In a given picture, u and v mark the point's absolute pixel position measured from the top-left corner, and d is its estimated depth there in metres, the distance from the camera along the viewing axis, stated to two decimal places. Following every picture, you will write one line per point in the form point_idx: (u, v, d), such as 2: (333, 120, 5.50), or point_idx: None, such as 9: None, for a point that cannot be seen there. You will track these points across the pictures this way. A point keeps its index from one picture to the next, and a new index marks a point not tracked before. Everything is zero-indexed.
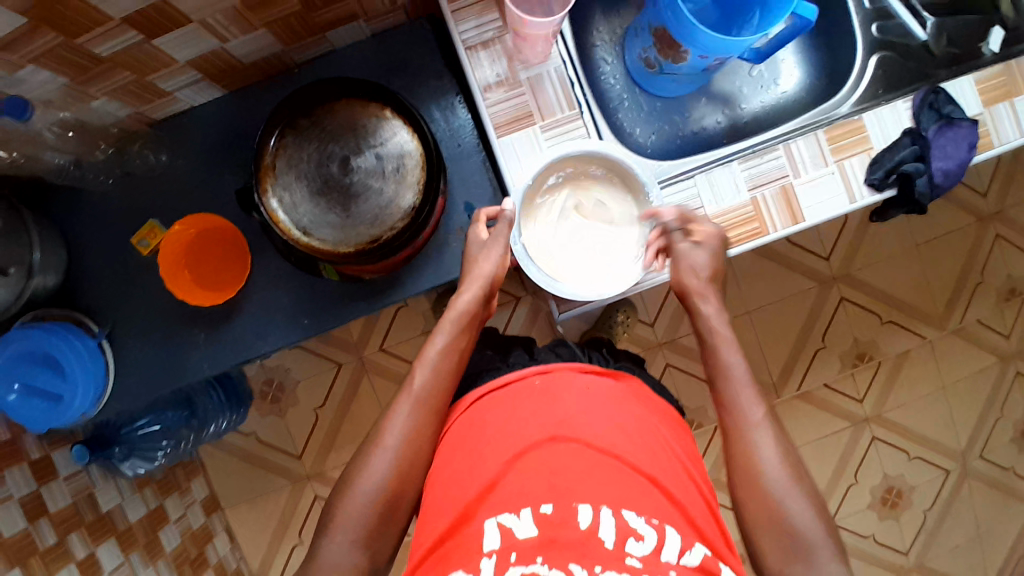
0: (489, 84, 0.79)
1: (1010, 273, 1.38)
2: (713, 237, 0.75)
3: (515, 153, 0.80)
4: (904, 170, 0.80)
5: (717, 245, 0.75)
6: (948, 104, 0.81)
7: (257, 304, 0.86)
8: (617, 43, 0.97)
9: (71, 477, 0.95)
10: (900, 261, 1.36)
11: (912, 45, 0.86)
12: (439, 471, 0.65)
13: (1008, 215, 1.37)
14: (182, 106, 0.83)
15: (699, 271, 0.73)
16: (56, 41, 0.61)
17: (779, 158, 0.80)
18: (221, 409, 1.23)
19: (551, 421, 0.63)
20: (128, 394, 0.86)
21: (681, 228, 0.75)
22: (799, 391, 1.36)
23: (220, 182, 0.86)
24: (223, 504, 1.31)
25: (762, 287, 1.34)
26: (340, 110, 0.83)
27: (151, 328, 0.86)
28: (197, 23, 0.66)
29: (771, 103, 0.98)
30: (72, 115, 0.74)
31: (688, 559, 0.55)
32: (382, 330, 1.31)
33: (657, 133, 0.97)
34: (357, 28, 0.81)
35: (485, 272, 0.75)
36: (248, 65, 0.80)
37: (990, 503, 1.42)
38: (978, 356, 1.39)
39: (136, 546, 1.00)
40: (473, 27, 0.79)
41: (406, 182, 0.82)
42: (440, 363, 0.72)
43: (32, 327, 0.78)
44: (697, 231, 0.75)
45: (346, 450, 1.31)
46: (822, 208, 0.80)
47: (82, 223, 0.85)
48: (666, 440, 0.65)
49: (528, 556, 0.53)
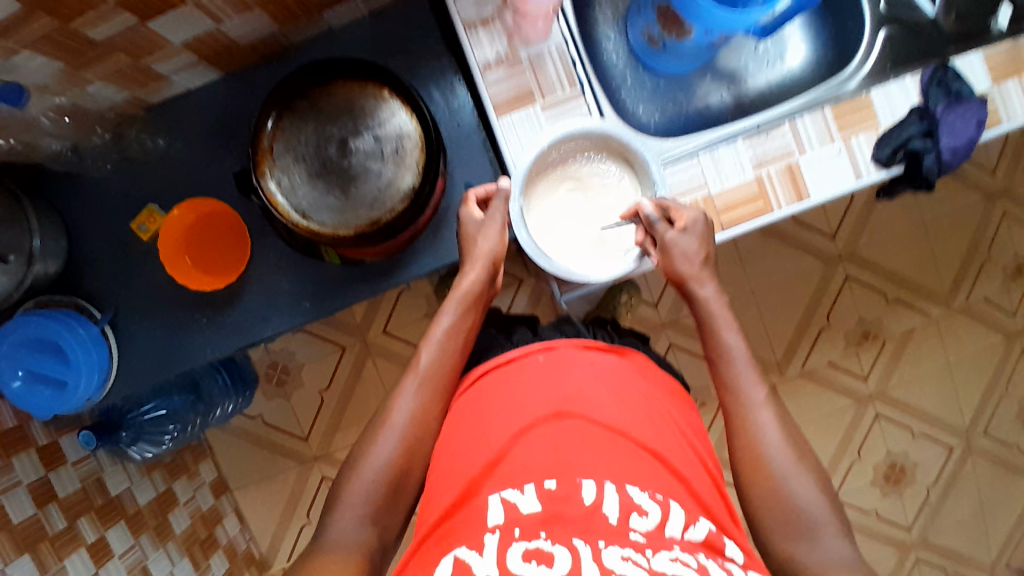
0: (488, 63, 0.78)
1: (1017, 250, 1.36)
2: (698, 222, 0.72)
3: (517, 133, 0.79)
4: (911, 147, 0.78)
5: (704, 231, 0.73)
6: (956, 81, 0.80)
7: (259, 289, 0.86)
8: (620, 18, 0.95)
9: (79, 462, 0.97)
10: (906, 239, 1.35)
11: (920, 20, 0.84)
12: (444, 449, 0.65)
13: (1016, 192, 1.35)
14: (178, 89, 0.82)
15: (690, 257, 0.72)
16: (48, 27, 0.60)
17: (785, 136, 0.79)
18: (227, 392, 1.23)
19: (557, 397, 0.63)
20: (134, 379, 0.86)
21: (661, 218, 0.73)
22: (803, 369, 1.36)
23: (219, 166, 0.85)
24: (231, 486, 1.33)
25: (766, 266, 1.33)
26: (339, 90, 0.81)
27: (154, 314, 0.86)
28: (190, 5, 0.64)
29: (777, 80, 0.96)
30: (67, 101, 0.73)
31: (693, 534, 0.54)
32: (385, 312, 1.31)
33: (660, 111, 0.95)
34: (353, 6, 0.79)
35: (485, 252, 0.74)
36: (243, 46, 0.79)
37: (992, 480, 1.43)
38: (983, 334, 1.38)
39: (146, 529, 1.01)
40: (472, 4, 0.77)
41: (405, 164, 0.81)
42: (447, 340, 0.72)
43: (33, 315, 0.78)
44: (679, 218, 0.73)
45: (351, 432, 1.32)
46: (828, 186, 0.79)
47: (82, 210, 0.85)
48: (671, 416, 0.66)
49: (531, 531, 0.52)
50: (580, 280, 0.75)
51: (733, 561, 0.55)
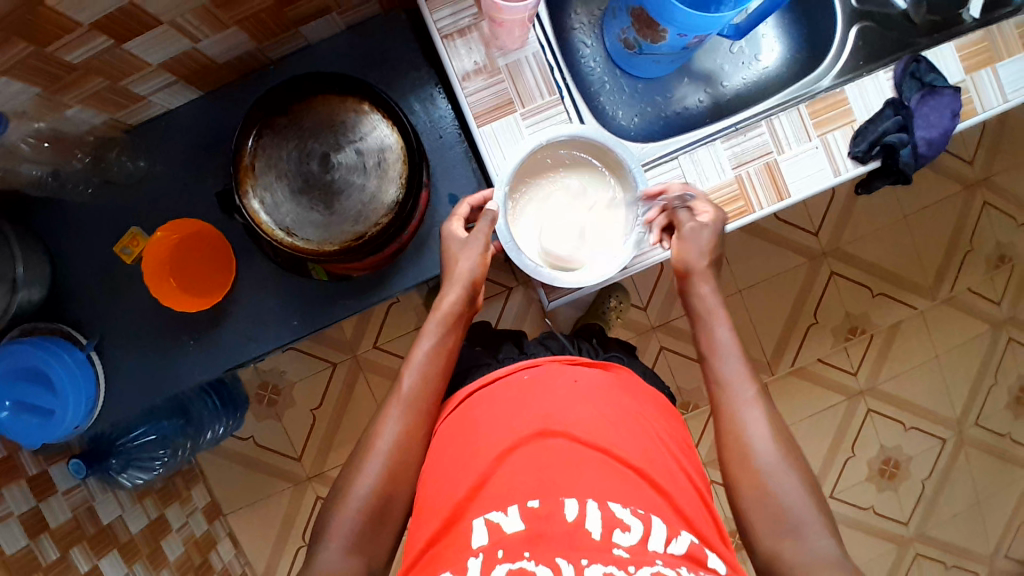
0: (467, 73, 0.79)
1: (999, 240, 1.39)
2: (720, 218, 0.74)
3: (497, 143, 0.80)
4: (888, 141, 0.79)
5: (719, 227, 0.73)
6: (929, 73, 0.81)
7: (244, 308, 0.86)
8: (596, 26, 0.96)
9: (70, 491, 0.95)
10: (889, 233, 1.36)
11: (892, 15, 0.86)
12: (430, 471, 0.65)
13: (995, 182, 1.37)
14: (158, 110, 0.82)
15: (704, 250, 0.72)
16: (26, 51, 0.60)
17: (763, 135, 0.80)
18: (217, 415, 1.24)
19: (540, 415, 0.63)
20: (119, 405, 0.85)
21: (683, 206, 0.75)
22: (794, 367, 1.37)
23: (201, 186, 0.85)
24: (224, 510, 1.31)
25: (752, 266, 1.34)
26: (318, 107, 0.82)
27: (139, 338, 0.85)
28: (166, 25, 0.65)
29: (753, 80, 0.97)
30: (46, 125, 0.72)
31: (675, 547, 0.54)
32: (375, 327, 1.30)
33: (639, 116, 0.96)
34: (330, 22, 0.80)
35: (465, 273, 0.74)
36: (221, 65, 0.79)
37: (987, 469, 1.44)
38: (970, 324, 1.40)
39: (140, 557, 0.99)
40: (449, 15, 0.78)
41: (388, 176, 0.81)
42: (427, 366, 0.71)
43: (18, 342, 0.77)
44: (702, 211, 0.74)
45: (345, 449, 1.31)
46: (807, 183, 0.80)
47: (64, 234, 0.84)
48: (655, 430, 0.65)
49: (515, 552, 0.52)
50: (545, 278, 0.75)
51: (716, 573, 0.55)
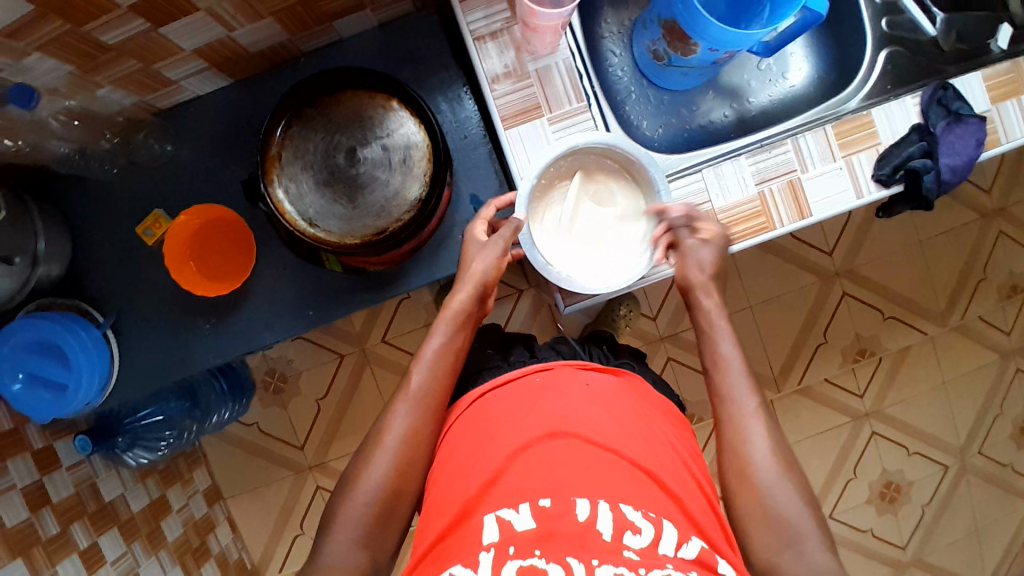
0: (497, 75, 0.79)
1: (1012, 270, 1.38)
2: (721, 235, 0.75)
3: (523, 146, 0.80)
4: (912, 166, 0.79)
5: (720, 245, 0.75)
6: (956, 100, 0.81)
7: (260, 295, 0.86)
8: (625, 35, 0.97)
9: (74, 467, 0.95)
10: (904, 257, 1.36)
11: (921, 41, 0.86)
12: (443, 467, 0.65)
13: (1011, 212, 1.37)
14: (187, 95, 0.83)
15: (704, 266, 0.74)
16: (63, 29, 0.60)
17: (787, 152, 0.80)
18: (224, 399, 1.24)
19: (553, 416, 0.64)
20: (133, 382, 0.85)
21: (687, 224, 0.75)
22: (800, 385, 1.37)
23: (225, 173, 0.86)
24: (224, 494, 1.32)
25: (763, 282, 1.34)
26: (346, 101, 0.82)
27: (155, 318, 0.86)
28: (203, 11, 0.65)
29: (778, 98, 0.98)
30: (77, 104, 0.73)
31: (686, 552, 0.54)
32: (384, 321, 1.31)
33: (663, 127, 0.96)
34: (362, 17, 0.81)
35: (477, 274, 0.73)
36: (253, 54, 0.80)
37: (987, 499, 1.43)
38: (978, 352, 1.39)
39: (138, 536, 1.00)
40: (482, 17, 0.78)
41: (412, 173, 0.82)
42: (437, 362, 0.71)
43: (35, 317, 0.78)
44: (704, 229, 0.75)
45: (347, 442, 1.32)
46: (829, 203, 0.80)
47: (87, 213, 0.85)
48: (666, 437, 0.66)
49: (526, 549, 0.52)
50: (552, 277, 0.76)
51: None
